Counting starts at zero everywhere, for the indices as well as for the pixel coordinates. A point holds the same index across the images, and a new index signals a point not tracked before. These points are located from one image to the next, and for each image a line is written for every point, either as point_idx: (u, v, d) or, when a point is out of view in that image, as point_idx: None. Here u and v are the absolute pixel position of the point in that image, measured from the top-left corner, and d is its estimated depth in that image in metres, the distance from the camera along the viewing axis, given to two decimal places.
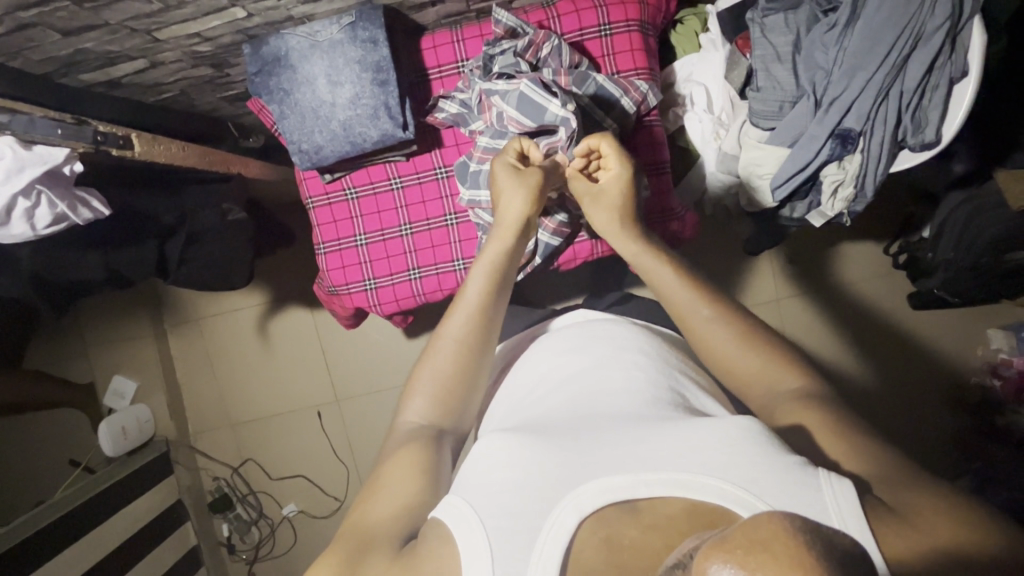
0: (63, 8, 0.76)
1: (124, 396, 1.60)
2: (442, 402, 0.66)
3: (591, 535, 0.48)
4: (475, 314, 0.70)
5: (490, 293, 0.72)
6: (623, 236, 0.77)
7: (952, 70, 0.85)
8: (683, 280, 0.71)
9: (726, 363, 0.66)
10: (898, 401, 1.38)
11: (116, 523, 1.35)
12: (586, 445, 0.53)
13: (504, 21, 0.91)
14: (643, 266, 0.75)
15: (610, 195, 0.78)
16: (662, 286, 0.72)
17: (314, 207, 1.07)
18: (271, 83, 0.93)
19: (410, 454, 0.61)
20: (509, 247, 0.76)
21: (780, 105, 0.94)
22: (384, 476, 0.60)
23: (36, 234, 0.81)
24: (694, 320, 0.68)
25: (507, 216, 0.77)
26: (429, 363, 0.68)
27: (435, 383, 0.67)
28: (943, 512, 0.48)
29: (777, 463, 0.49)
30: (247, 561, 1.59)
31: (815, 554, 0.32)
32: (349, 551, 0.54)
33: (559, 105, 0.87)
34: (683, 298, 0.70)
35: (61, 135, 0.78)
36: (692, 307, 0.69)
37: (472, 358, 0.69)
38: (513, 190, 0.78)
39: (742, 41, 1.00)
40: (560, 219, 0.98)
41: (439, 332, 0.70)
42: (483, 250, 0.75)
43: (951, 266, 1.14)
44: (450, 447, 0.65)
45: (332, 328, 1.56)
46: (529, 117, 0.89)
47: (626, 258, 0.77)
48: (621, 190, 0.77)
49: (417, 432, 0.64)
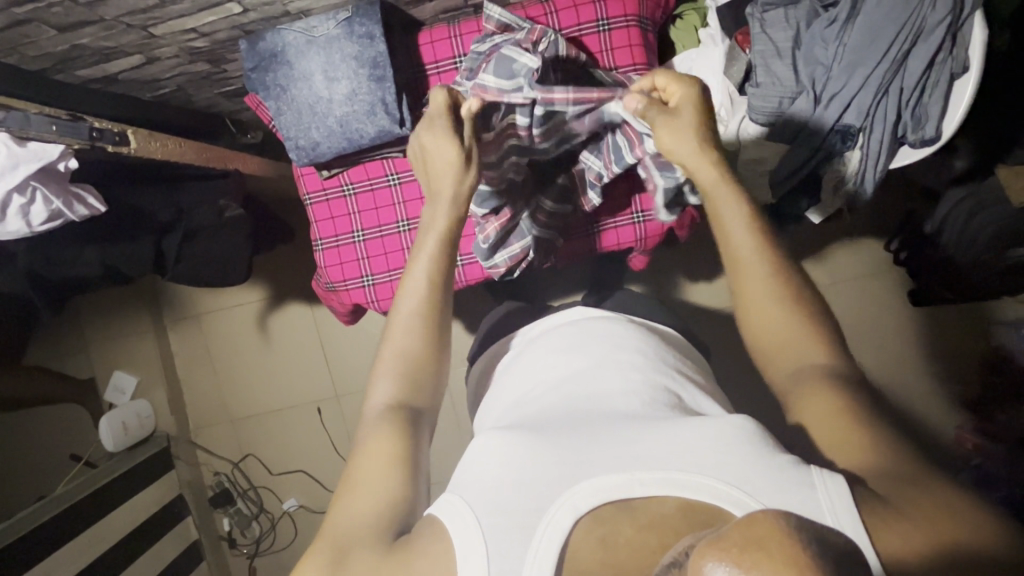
0: (58, 6, 0.76)
1: (125, 391, 1.61)
2: (411, 380, 0.65)
3: (586, 535, 0.48)
4: (427, 298, 0.68)
5: (439, 276, 0.69)
6: (703, 158, 0.69)
7: (952, 66, 0.84)
8: (748, 224, 0.66)
9: (772, 329, 0.63)
10: (898, 396, 1.37)
11: (117, 518, 1.36)
12: (581, 443, 0.53)
13: (495, 16, 0.91)
14: (714, 198, 0.68)
15: (687, 114, 0.70)
16: (729, 235, 0.66)
17: (312, 204, 1.07)
18: (266, 80, 0.92)
19: (386, 439, 0.59)
20: (449, 218, 0.71)
21: (780, 101, 0.91)
22: (359, 470, 0.58)
23: (31, 230, 0.82)
24: (752, 274, 0.64)
25: (441, 186, 0.72)
26: (389, 349, 0.66)
27: (403, 364, 0.65)
28: (941, 505, 0.48)
29: (769, 461, 0.49)
30: (247, 555, 1.60)
31: (807, 551, 0.32)
32: (336, 548, 0.53)
33: (530, 56, 0.83)
34: (746, 250, 0.65)
35: (57, 131, 0.77)
36: (751, 260, 0.64)
37: (438, 335, 0.67)
38: (448, 157, 0.72)
39: (740, 36, 0.98)
40: (599, 171, 0.95)
41: (393, 316, 0.68)
42: (428, 225, 0.71)
43: (953, 262, 1.16)
44: (428, 425, 0.64)
45: (332, 323, 1.56)
46: (504, 75, 0.84)
47: (703, 191, 0.69)
48: (691, 103, 0.70)
49: (391, 412, 0.62)
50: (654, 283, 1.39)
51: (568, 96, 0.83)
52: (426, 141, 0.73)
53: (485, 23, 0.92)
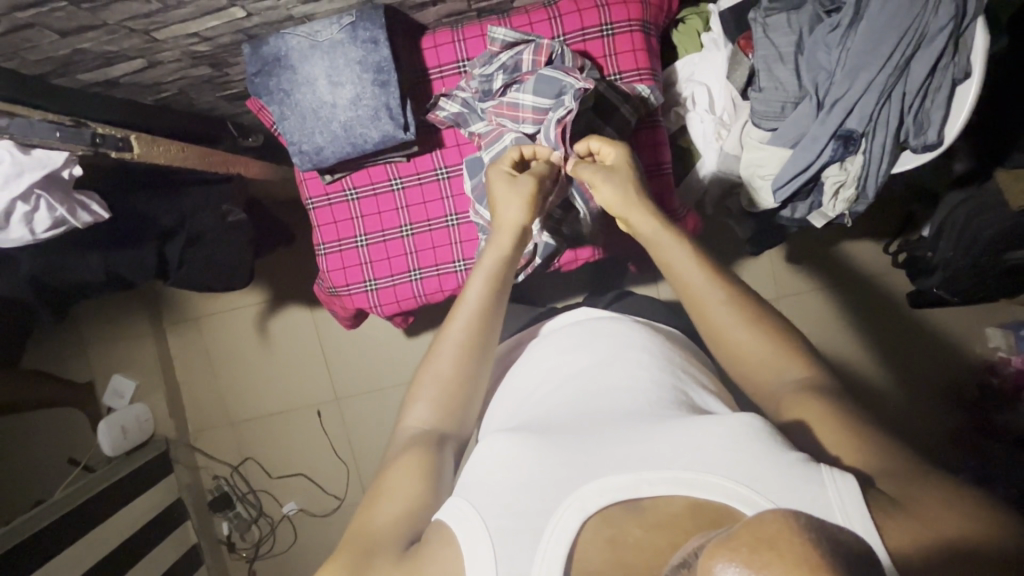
0: (60, 10, 0.75)
1: (123, 395, 1.58)
2: (444, 402, 0.67)
3: (595, 535, 0.48)
4: (476, 319, 0.70)
5: (489, 297, 0.72)
6: (636, 207, 0.74)
7: (953, 72, 0.85)
8: (698, 260, 0.70)
9: (735, 349, 0.65)
10: (900, 397, 1.37)
11: (116, 523, 1.35)
12: (591, 443, 0.53)
13: (500, 37, 0.92)
14: (658, 244, 0.72)
15: (621, 171, 0.76)
16: (676, 269, 0.70)
17: (314, 208, 1.06)
18: (270, 84, 0.92)
19: (413, 457, 0.62)
20: (507, 253, 0.75)
21: (782, 106, 0.93)
22: (387, 480, 0.60)
23: (35, 238, 0.80)
24: (709, 304, 0.67)
25: (506, 221, 0.75)
26: (431, 367, 0.69)
27: (437, 381, 0.67)
28: (947, 503, 0.48)
29: (779, 459, 0.49)
30: (247, 559, 1.59)
31: (821, 551, 0.33)
32: (356, 555, 0.54)
33: (574, 80, 0.88)
34: (699, 281, 0.68)
35: (60, 138, 0.77)
36: (705, 290, 0.68)
37: (473, 359, 0.69)
38: (512, 202, 0.76)
39: (743, 41, 1.00)
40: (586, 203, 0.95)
41: (441, 335, 0.70)
42: (485, 257, 0.75)
43: (949, 267, 1.14)
44: (452, 450, 0.66)
45: (332, 326, 1.56)
46: (542, 96, 0.90)
47: (645, 238, 0.74)
48: (623, 164, 0.77)
49: (420, 438, 0.64)
50: (654, 287, 1.39)
51: (534, 116, 0.91)
52: (500, 188, 0.77)
53: (490, 44, 0.93)
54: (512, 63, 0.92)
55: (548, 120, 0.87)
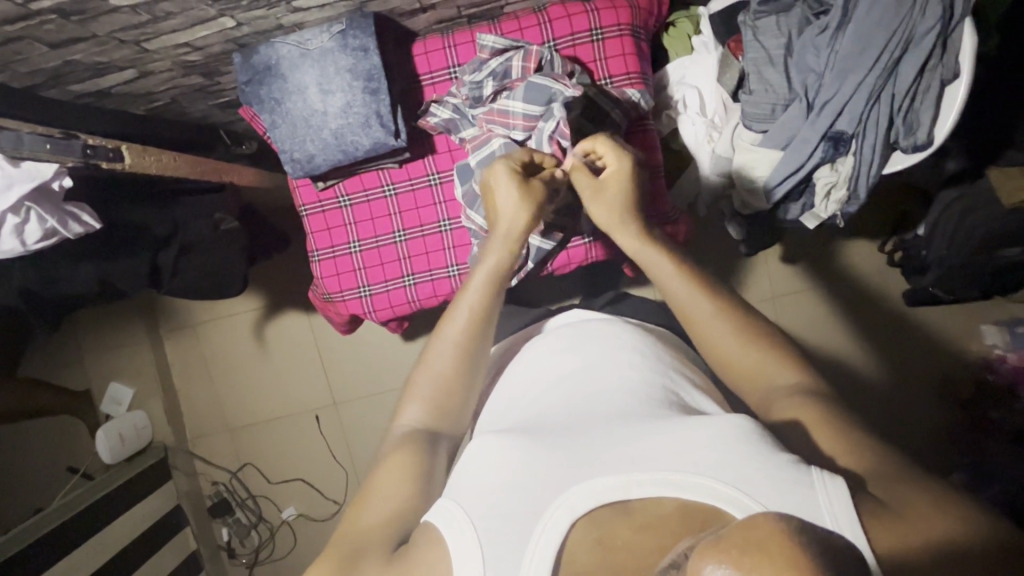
0: (51, 22, 0.76)
1: (121, 402, 1.60)
2: (440, 404, 0.67)
3: (584, 536, 0.49)
4: (476, 318, 0.71)
5: (489, 297, 0.72)
6: (623, 217, 0.74)
7: (941, 72, 0.84)
8: (682, 270, 0.70)
9: (724, 357, 0.66)
10: (896, 396, 1.38)
11: (116, 530, 1.35)
12: (582, 444, 0.53)
13: (489, 45, 0.92)
14: (645, 262, 0.73)
15: (613, 188, 0.75)
16: (665, 280, 0.71)
17: (308, 215, 1.06)
18: (261, 93, 0.92)
19: (403, 457, 0.62)
20: (513, 255, 0.75)
21: (772, 108, 0.94)
22: (377, 480, 0.61)
23: (26, 249, 0.81)
24: (695, 313, 0.68)
25: (510, 225, 0.75)
26: (427, 366, 0.69)
27: (434, 386, 0.68)
28: (937, 506, 0.48)
29: (766, 461, 0.49)
30: (247, 564, 1.60)
31: (809, 553, 0.33)
32: (344, 556, 0.55)
33: (565, 86, 0.89)
34: (684, 292, 0.69)
35: (50, 151, 0.77)
36: (690, 301, 0.68)
37: (471, 362, 0.69)
38: (509, 200, 0.75)
39: (732, 43, 1.01)
40: None
41: (439, 333, 0.71)
42: (486, 258, 0.74)
43: (942, 265, 1.15)
44: (447, 451, 0.66)
45: (329, 330, 1.56)
46: (534, 103, 0.90)
47: (626, 249, 0.75)
48: (622, 177, 0.75)
49: (413, 437, 0.64)
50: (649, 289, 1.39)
51: (524, 121, 0.91)
52: (500, 188, 0.75)
53: (480, 51, 0.94)
54: (502, 70, 0.92)
55: (541, 130, 0.89)
